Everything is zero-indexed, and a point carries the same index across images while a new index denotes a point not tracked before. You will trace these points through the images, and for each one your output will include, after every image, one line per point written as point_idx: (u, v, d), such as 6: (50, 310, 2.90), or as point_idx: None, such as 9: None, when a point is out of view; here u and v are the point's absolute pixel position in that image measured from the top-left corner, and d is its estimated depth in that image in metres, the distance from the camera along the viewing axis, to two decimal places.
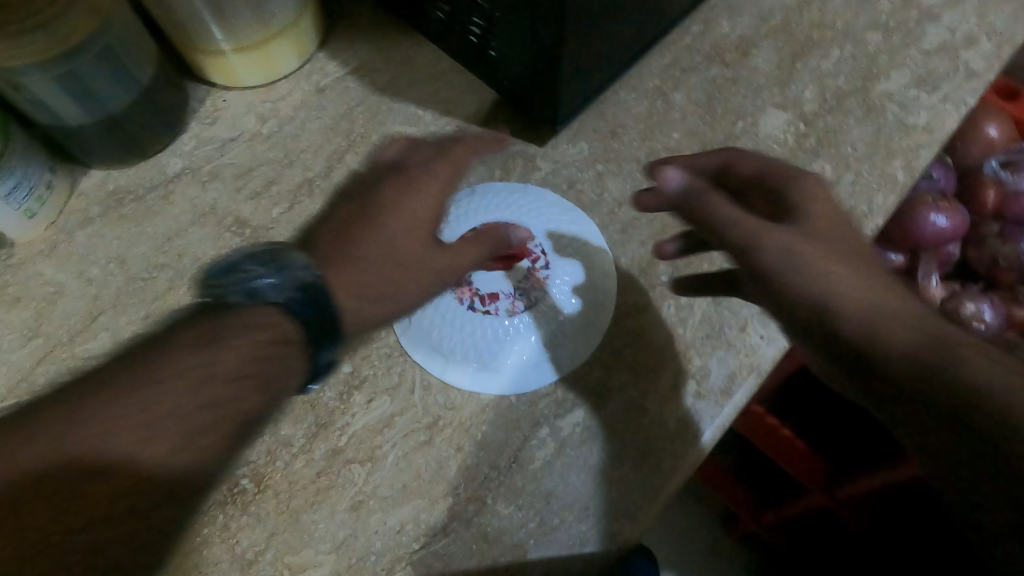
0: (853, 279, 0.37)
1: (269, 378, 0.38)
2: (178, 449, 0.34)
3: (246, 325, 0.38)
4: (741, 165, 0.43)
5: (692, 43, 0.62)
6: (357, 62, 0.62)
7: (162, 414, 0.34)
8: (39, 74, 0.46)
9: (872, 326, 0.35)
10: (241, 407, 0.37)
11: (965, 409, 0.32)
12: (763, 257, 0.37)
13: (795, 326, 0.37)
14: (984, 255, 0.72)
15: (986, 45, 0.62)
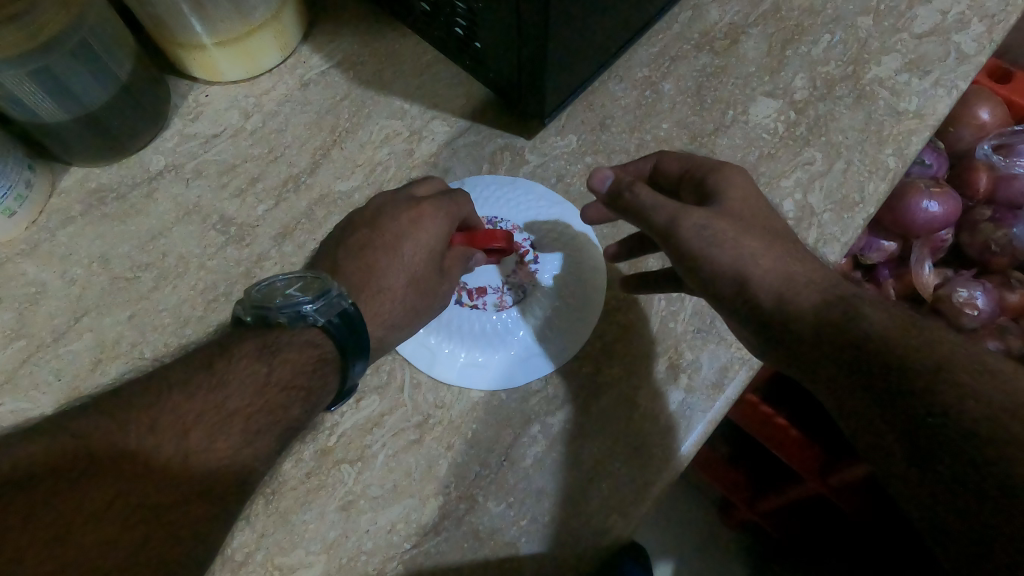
0: (772, 256, 0.41)
1: (319, 388, 0.43)
2: (257, 442, 0.40)
3: (311, 346, 0.43)
4: (671, 164, 0.48)
5: (681, 31, 0.62)
6: (341, 55, 0.61)
7: (255, 408, 0.41)
8: (12, 71, 0.45)
9: (784, 299, 0.39)
10: (289, 413, 0.42)
11: (889, 376, 0.34)
12: (685, 241, 0.41)
13: (720, 301, 0.41)
14: (977, 240, 0.72)
15: (977, 28, 0.61)
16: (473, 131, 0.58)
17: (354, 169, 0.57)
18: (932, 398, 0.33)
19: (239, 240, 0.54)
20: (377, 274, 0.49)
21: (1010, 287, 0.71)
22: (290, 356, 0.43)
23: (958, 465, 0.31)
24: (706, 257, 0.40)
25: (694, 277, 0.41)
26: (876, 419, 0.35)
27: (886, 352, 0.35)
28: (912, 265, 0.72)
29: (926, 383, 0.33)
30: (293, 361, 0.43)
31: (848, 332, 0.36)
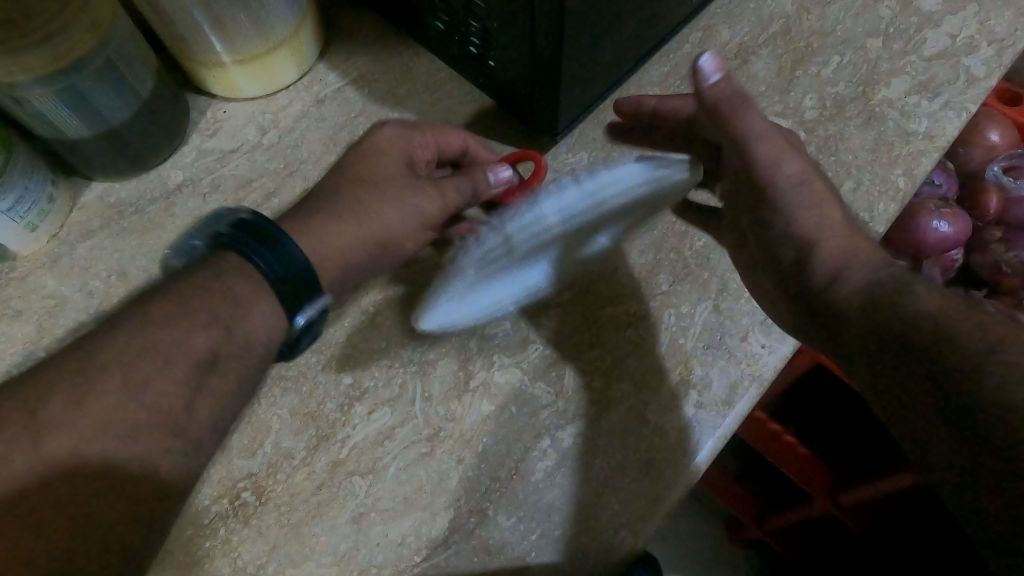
0: (842, 226, 0.44)
1: (240, 313, 0.40)
2: (172, 373, 0.37)
3: (219, 280, 0.41)
4: (752, 118, 0.46)
5: (692, 51, 0.62)
6: (357, 72, 0.62)
7: (164, 341, 0.38)
8: (40, 89, 0.46)
9: (849, 264, 0.42)
10: (199, 344, 0.38)
11: (939, 362, 0.35)
12: (771, 200, 0.45)
13: (778, 258, 0.45)
14: (987, 261, 0.72)
15: (986, 51, 0.61)
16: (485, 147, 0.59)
17: None
18: (982, 382, 0.34)
19: None
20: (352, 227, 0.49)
21: None
22: (197, 290, 0.40)
23: (1005, 450, 0.32)
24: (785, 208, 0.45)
25: (756, 226, 0.46)
26: (924, 407, 0.36)
27: (937, 333, 0.36)
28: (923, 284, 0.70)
29: (975, 365, 0.34)
30: (203, 291, 0.40)
31: (907, 312, 0.38)
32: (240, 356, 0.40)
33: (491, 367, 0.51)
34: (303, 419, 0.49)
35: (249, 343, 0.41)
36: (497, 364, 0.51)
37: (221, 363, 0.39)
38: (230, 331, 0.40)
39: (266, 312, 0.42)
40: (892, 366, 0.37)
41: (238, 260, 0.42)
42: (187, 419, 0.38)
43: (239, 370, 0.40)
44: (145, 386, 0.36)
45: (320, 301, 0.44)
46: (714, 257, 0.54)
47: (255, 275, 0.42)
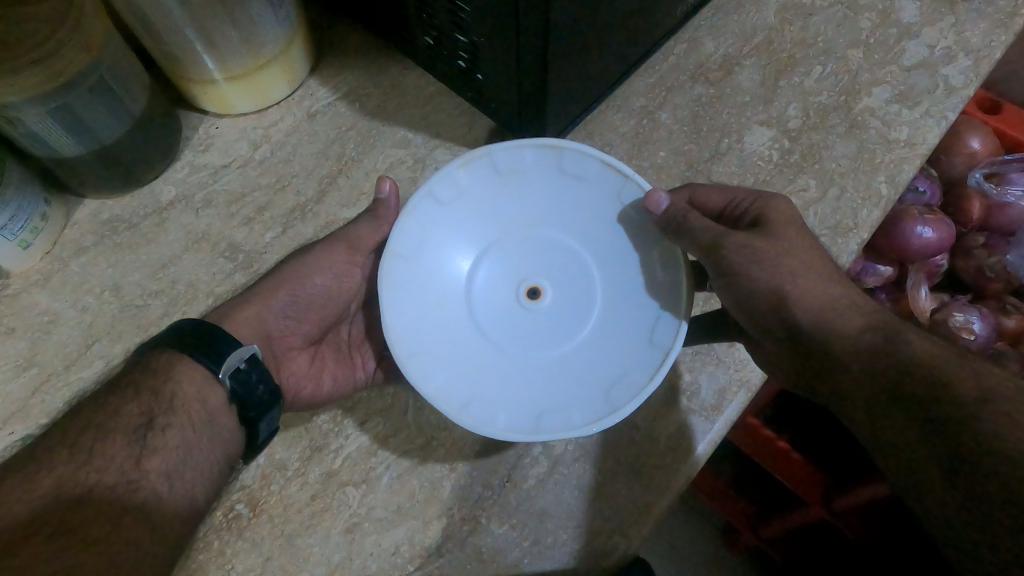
0: (822, 279, 0.42)
1: (162, 378, 0.41)
2: (110, 440, 0.39)
3: (140, 365, 0.42)
4: (710, 198, 0.48)
5: (677, 63, 0.64)
6: (347, 87, 0.63)
7: (102, 416, 0.40)
8: (32, 109, 0.47)
9: (824, 318, 0.40)
10: (133, 411, 0.40)
11: (934, 404, 0.37)
12: (722, 257, 0.42)
13: (766, 329, 0.42)
14: (971, 265, 0.74)
15: (964, 61, 0.63)
16: None
17: (359, 197, 0.59)
18: (975, 425, 0.35)
19: (247, 267, 0.56)
20: (285, 297, 0.49)
21: (1006, 312, 0.72)
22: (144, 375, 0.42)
23: (988, 486, 0.34)
24: (743, 275, 0.42)
25: (727, 287, 0.43)
26: (912, 439, 0.37)
27: (932, 379, 0.37)
28: (909, 291, 0.72)
29: (968, 412, 0.36)
30: (128, 375, 0.42)
31: (898, 361, 0.38)
32: (177, 410, 0.41)
33: None
34: (297, 430, 0.49)
35: (180, 400, 0.41)
36: None
37: (160, 421, 0.40)
38: (158, 394, 0.41)
39: (190, 371, 0.42)
40: (885, 403, 0.38)
41: (156, 341, 0.43)
42: (138, 472, 0.38)
43: (182, 422, 0.41)
44: (88, 456, 0.38)
45: (245, 349, 0.43)
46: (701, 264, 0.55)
47: (173, 349, 0.42)
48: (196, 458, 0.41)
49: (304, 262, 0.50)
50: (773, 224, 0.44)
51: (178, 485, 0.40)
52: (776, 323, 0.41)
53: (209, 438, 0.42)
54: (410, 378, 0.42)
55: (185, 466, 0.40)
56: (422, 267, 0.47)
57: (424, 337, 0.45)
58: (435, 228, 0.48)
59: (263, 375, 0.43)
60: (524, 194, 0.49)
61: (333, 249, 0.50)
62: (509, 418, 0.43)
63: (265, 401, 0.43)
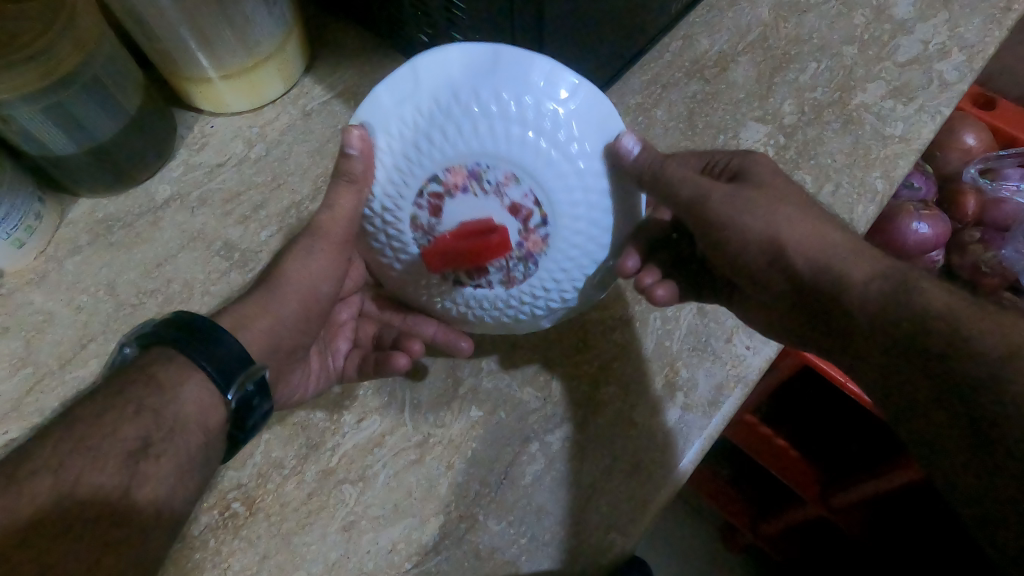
0: (818, 226, 0.42)
1: (166, 397, 0.38)
2: (101, 466, 0.35)
3: (142, 377, 0.38)
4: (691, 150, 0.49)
5: (672, 59, 0.64)
6: (342, 86, 0.63)
7: (95, 436, 0.36)
8: (26, 107, 0.47)
9: (825, 265, 0.41)
10: (129, 433, 0.36)
11: (963, 359, 0.35)
12: (679, 190, 0.43)
13: (771, 282, 0.44)
14: (967, 261, 0.73)
15: (958, 56, 0.63)
16: None
17: None
18: (1003, 390, 0.33)
19: (242, 265, 0.55)
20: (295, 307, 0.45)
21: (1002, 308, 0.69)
22: (138, 387, 0.38)
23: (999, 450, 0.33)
24: (730, 223, 0.43)
25: (721, 238, 0.44)
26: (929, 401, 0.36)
27: (952, 325, 0.36)
28: None
29: (992, 378, 0.34)
30: (130, 387, 0.38)
31: (912, 308, 0.38)
32: (174, 436, 0.38)
33: (480, 372, 0.51)
34: (293, 428, 0.49)
35: (182, 423, 0.38)
36: (486, 370, 0.51)
37: (156, 446, 0.37)
38: (159, 415, 0.37)
39: (197, 389, 0.39)
40: (896, 358, 0.38)
41: (167, 350, 0.40)
42: (125, 501, 0.35)
43: (180, 448, 0.38)
44: (76, 483, 0.34)
45: (256, 369, 0.41)
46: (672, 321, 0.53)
47: (186, 360, 0.39)
48: (185, 487, 0.38)
49: (307, 270, 0.45)
50: (757, 170, 0.45)
51: (166, 517, 0.37)
52: (780, 279, 0.43)
53: (202, 463, 0.39)
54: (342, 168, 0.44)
55: (174, 494, 0.37)
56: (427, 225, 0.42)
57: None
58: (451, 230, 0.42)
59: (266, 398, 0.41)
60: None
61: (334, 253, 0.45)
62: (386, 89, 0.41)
63: (258, 424, 0.42)
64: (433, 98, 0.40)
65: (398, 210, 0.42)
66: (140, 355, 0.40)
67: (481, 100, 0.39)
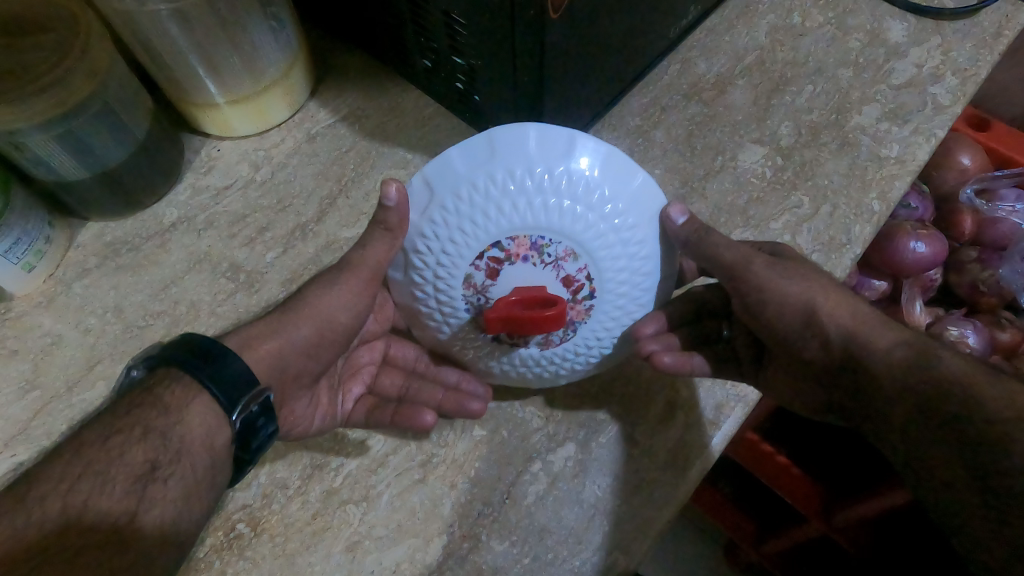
0: (851, 304, 0.44)
1: (173, 420, 0.38)
2: (108, 491, 0.35)
3: (149, 401, 0.39)
4: None
5: (670, 83, 0.65)
6: (347, 110, 0.64)
7: (101, 459, 0.36)
8: (38, 134, 0.48)
9: (856, 333, 0.42)
10: (136, 457, 0.37)
11: (968, 420, 0.37)
12: (721, 251, 0.44)
13: (801, 350, 0.45)
14: (965, 280, 0.75)
15: (951, 80, 0.64)
16: None
17: (359, 218, 0.59)
18: (1009, 446, 0.36)
19: (248, 287, 0.56)
20: (306, 332, 0.45)
21: (1000, 325, 0.72)
22: (146, 411, 0.38)
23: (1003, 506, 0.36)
24: (771, 288, 0.44)
25: (758, 304, 0.45)
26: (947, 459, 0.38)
27: (967, 394, 0.38)
28: (903, 304, 0.73)
29: (1001, 434, 0.36)
30: (136, 410, 0.39)
31: (932, 379, 0.39)
32: (180, 459, 0.38)
33: None
34: (298, 449, 0.50)
35: (187, 446, 0.38)
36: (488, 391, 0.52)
37: (162, 470, 0.37)
38: (165, 439, 0.38)
39: (202, 412, 0.39)
40: (921, 417, 0.39)
41: (177, 372, 0.40)
42: (130, 525, 0.35)
43: (184, 471, 0.38)
44: (83, 508, 0.35)
45: (259, 392, 0.41)
46: None
47: (192, 382, 0.40)
48: (190, 508, 0.39)
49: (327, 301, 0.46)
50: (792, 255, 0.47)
51: (169, 540, 0.37)
52: (815, 346, 0.44)
53: (207, 486, 0.39)
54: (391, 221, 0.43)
55: (178, 517, 0.38)
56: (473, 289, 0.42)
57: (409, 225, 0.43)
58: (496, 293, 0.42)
59: (270, 421, 0.41)
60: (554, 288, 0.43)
61: (358, 285, 0.46)
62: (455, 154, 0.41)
63: (264, 444, 0.42)
64: (504, 173, 0.40)
65: (448, 275, 0.42)
66: (150, 375, 0.40)
67: (555, 179, 0.40)
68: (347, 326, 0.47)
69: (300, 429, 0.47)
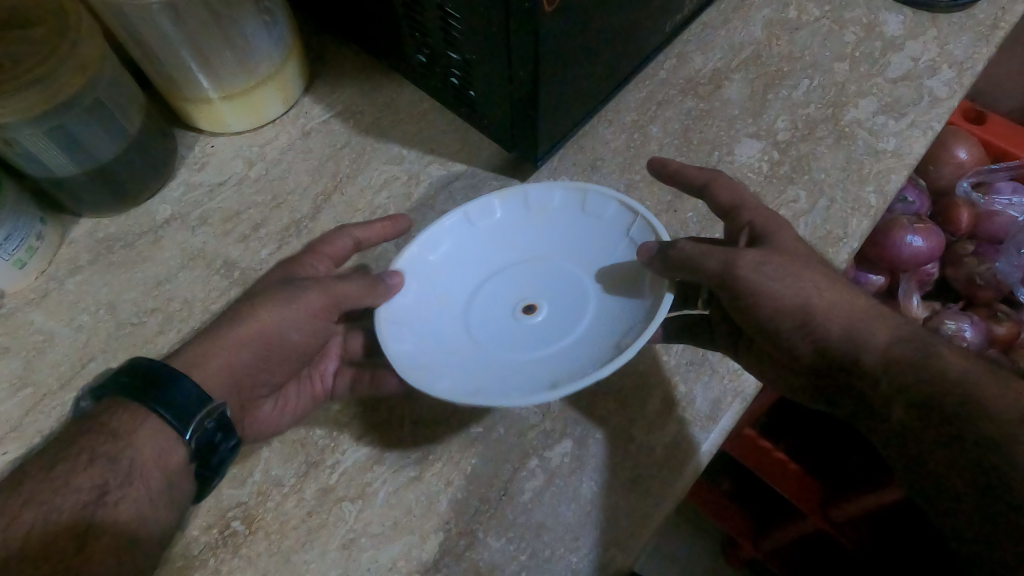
0: (839, 292, 0.43)
1: (122, 444, 0.39)
2: (54, 517, 0.35)
3: (96, 426, 0.39)
4: (719, 193, 0.47)
5: (667, 77, 0.65)
6: (342, 105, 0.64)
7: (48, 489, 0.36)
8: (29, 129, 0.47)
9: (855, 330, 0.42)
10: (83, 482, 0.37)
11: (966, 425, 0.38)
12: (719, 195, 0.47)
13: (793, 350, 0.44)
14: (961, 274, 0.74)
15: (947, 73, 0.64)
16: (469, 173, 0.61)
17: (354, 214, 0.59)
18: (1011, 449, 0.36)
19: (242, 283, 0.56)
20: (252, 351, 0.45)
21: (997, 319, 0.72)
22: (94, 439, 0.38)
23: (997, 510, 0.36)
24: (766, 292, 0.42)
25: (753, 310, 0.43)
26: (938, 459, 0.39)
27: (965, 397, 0.38)
28: (901, 298, 0.73)
29: (1005, 439, 0.37)
30: (84, 438, 0.39)
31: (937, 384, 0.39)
32: (132, 481, 0.38)
33: None
34: (293, 446, 0.49)
35: (139, 469, 0.38)
36: None
37: (113, 494, 0.37)
38: (115, 461, 0.38)
39: (153, 434, 0.39)
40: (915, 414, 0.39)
41: (128, 401, 0.40)
42: (79, 553, 0.35)
43: (138, 492, 0.38)
44: (27, 537, 0.35)
45: (216, 406, 0.41)
46: (672, 357, 0.52)
47: (138, 407, 0.40)
48: (149, 528, 0.38)
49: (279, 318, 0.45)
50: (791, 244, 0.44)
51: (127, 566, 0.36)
52: (808, 345, 0.43)
53: (167, 506, 0.39)
54: (380, 333, 0.44)
55: (134, 542, 0.37)
56: (450, 260, 0.50)
57: (413, 317, 0.47)
58: (460, 245, 0.51)
59: (226, 434, 0.41)
60: (551, 228, 0.51)
61: (310, 305, 0.46)
62: (451, 387, 0.42)
63: (228, 458, 0.42)
64: (492, 351, 0.46)
65: (434, 271, 0.49)
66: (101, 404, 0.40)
67: (536, 340, 0.46)
68: (300, 343, 0.47)
69: (271, 427, 0.48)
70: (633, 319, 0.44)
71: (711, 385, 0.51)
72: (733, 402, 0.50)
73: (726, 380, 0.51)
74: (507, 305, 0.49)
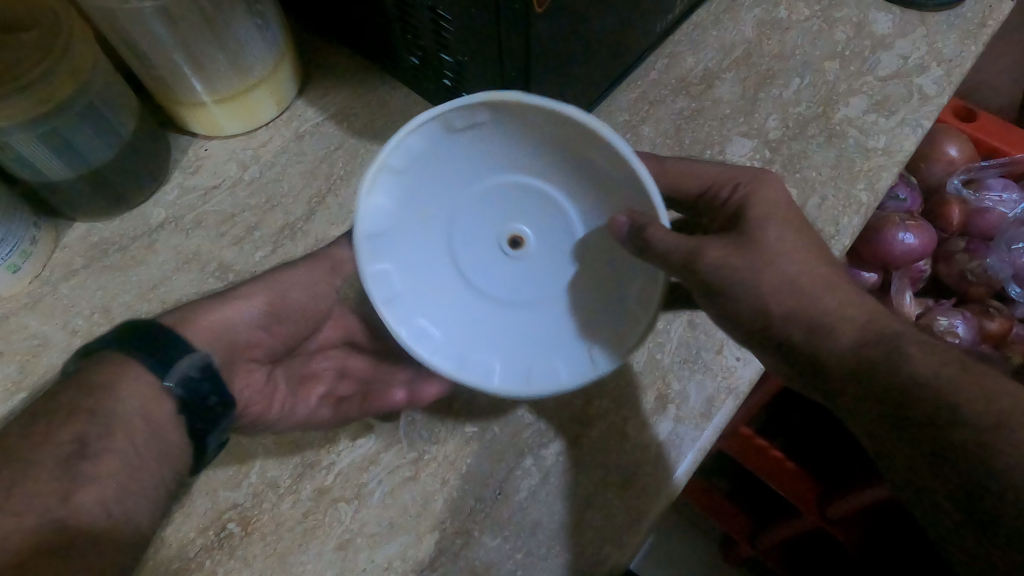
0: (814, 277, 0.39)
1: (100, 398, 0.39)
2: (36, 475, 0.35)
3: (77, 390, 0.39)
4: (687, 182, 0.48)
5: (658, 77, 0.65)
6: (335, 108, 0.64)
7: (29, 448, 0.36)
8: (22, 133, 0.47)
9: (818, 330, 0.38)
10: (63, 438, 0.37)
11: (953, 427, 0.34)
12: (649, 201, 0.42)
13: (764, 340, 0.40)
14: (953, 270, 0.74)
15: (937, 71, 0.64)
16: None
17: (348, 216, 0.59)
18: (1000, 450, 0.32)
19: None
20: (257, 304, 0.48)
21: (989, 315, 0.72)
22: (74, 395, 0.39)
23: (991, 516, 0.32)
24: (729, 292, 0.40)
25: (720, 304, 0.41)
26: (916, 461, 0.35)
27: (952, 398, 0.34)
28: (893, 295, 0.73)
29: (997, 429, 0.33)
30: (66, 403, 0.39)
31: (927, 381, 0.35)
32: (113, 432, 0.38)
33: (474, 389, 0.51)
34: (288, 448, 0.49)
35: (124, 419, 0.39)
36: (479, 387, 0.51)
37: (94, 447, 0.37)
38: (95, 414, 0.38)
39: (136, 385, 0.40)
40: (894, 417, 0.36)
41: (109, 357, 0.41)
42: (67, 506, 0.35)
43: (122, 441, 0.38)
44: (10, 495, 0.34)
45: (198, 358, 0.43)
46: (666, 357, 0.52)
47: (119, 360, 0.41)
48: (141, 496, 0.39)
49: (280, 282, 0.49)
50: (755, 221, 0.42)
51: (116, 514, 0.37)
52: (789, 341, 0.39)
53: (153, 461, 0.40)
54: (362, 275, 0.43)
55: (124, 492, 0.37)
56: (434, 171, 0.46)
57: (394, 244, 0.46)
58: (443, 153, 0.45)
59: (214, 384, 0.43)
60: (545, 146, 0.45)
61: (312, 273, 0.50)
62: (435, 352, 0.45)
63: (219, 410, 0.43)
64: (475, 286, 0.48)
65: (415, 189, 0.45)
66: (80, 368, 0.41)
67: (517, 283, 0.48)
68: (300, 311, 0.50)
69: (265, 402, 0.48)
70: (620, 320, 0.46)
71: (704, 383, 0.51)
72: (727, 401, 0.50)
73: (719, 380, 0.51)
74: (492, 230, 0.48)
